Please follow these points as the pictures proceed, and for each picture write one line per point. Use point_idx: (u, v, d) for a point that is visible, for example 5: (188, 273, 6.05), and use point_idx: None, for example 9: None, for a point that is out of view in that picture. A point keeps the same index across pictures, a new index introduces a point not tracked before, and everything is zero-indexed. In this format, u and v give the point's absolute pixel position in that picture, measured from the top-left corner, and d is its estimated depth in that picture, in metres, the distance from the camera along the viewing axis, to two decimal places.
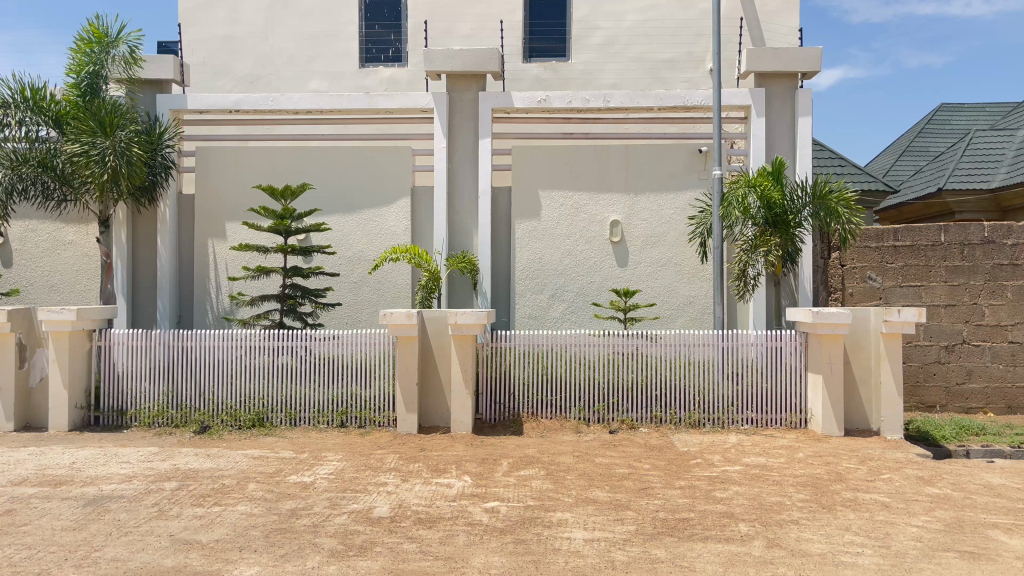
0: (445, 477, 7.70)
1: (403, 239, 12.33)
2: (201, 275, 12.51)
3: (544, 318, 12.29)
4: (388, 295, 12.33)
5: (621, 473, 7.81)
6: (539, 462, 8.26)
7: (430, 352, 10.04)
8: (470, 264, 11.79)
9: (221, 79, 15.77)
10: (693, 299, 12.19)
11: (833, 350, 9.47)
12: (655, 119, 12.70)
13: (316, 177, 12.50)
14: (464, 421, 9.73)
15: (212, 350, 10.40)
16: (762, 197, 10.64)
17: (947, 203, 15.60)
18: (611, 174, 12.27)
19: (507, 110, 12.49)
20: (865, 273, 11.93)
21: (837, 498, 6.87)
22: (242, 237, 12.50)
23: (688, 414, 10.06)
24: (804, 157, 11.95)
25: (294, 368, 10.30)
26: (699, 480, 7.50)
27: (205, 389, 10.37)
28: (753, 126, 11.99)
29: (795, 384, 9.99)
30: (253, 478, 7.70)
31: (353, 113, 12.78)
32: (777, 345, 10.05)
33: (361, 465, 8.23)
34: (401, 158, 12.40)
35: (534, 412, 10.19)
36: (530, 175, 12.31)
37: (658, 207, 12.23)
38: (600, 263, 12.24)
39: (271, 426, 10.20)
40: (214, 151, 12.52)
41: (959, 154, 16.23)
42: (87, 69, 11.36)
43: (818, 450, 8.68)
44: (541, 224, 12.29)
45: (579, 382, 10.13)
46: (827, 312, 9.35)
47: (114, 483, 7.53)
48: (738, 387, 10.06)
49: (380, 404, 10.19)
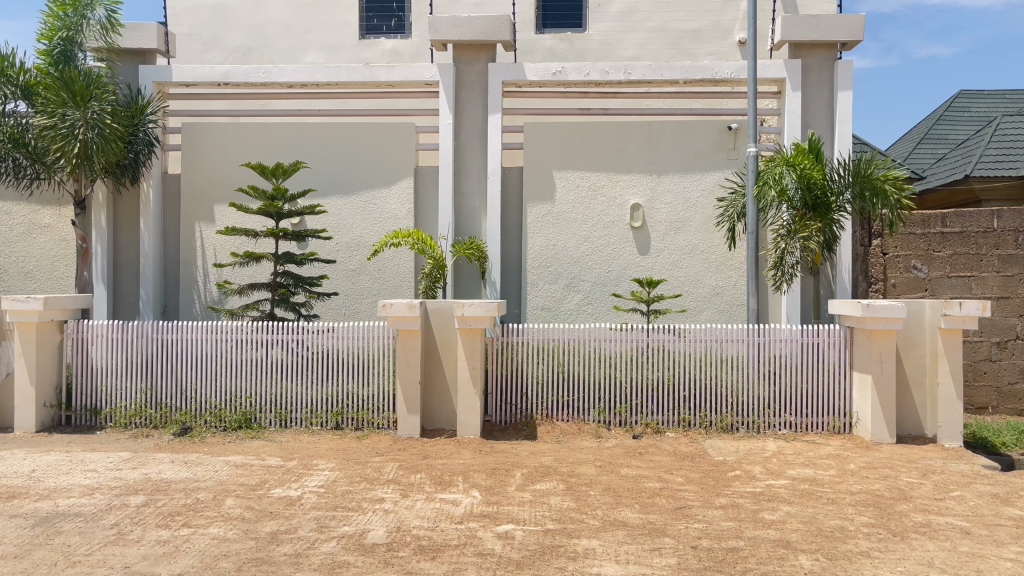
0: (451, 492, 6.74)
1: (406, 223, 11.37)
2: (187, 262, 11.55)
3: (558, 310, 11.30)
4: (389, 284, 11.36)
5: (652, 488, 6.85)
6: (557, 473, 7.30)
7: (434, 348, 9.06)
8: (478, 250, 10.83)
9: (211, 51, 14.79)
10: (722, 289, 11.19)
11: (884, 347, 8.49)
12: (680, 93, 11.68)
13: (311, 155, 11.55)
14: (472, 425, 8.78)
15: (196, 344, 9.46)
16: (800, 177, 9.62)
17: (975, 190, 14.48)
18: (632, 153, 11.27)
19: (520, 84, 11.47)
20: (910, 262, 10.95)
21: (908, 523, 5.94)
22: (231, 220, 11.54)
23: (719, 417, 9.09)
24: (843, 136, 10.94)
25: (285, 364, 9.36)
26: (743, 497, 6.55)
27: (186, 387, 9.43)
28: (787, 101, 10.99)
29: (837, 385, 9.00)
30: (231, 492, 6.75)
31: (352, 87, 11.78)
32: (817, 341, 9.06)
33: (356, 476, 7.28)
34: (403, 135, 11.41)
35: (549, 414, 9.22)
36: (543, 154, 11.33)
37: (682, 189, 11.23)
38: (620, 250, 11.25)
39: (259, 428, 9.28)
40: (200, 126, 11.55)
41: (984, 141, 15.13)
42: (60, 35, 10.36)
43: (871, 460, 7.72)
44: (556, 208, 11.30)
45: (599, 382, 9.17)
46: (879, 304, 8.35)
47: (72, 498, 6.59)
48: (775, 387, 9.08)
49: (379, 404, 9.26)
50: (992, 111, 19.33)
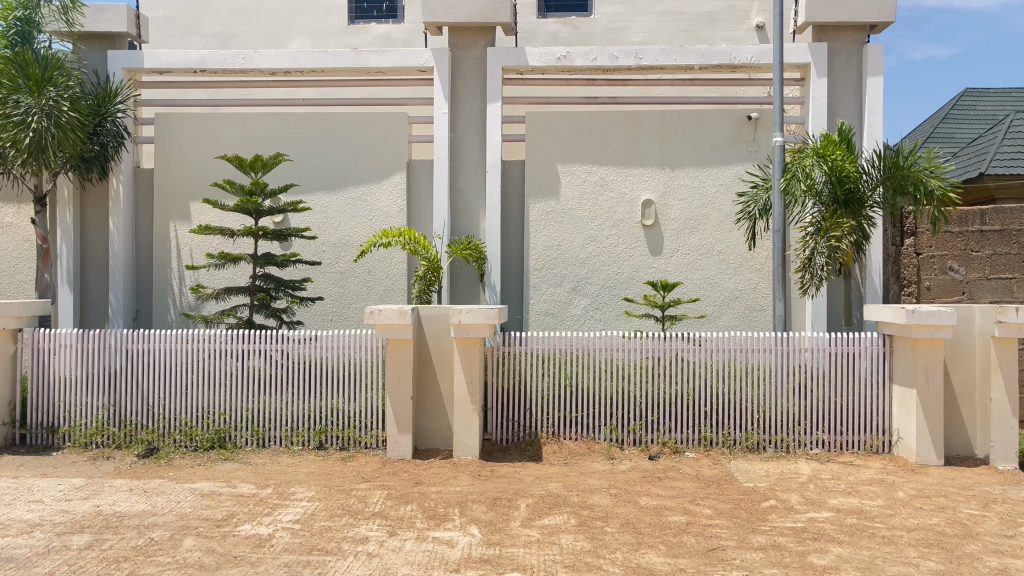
0: (446, 529, 5.83)
1: (398, 222, 10.47)
2: (160, 264, 10.65)
3: (562, 315, 10.41)
4: (380, 287, 10.46)
5: (677, 523, 5.96)
6: (567, 505, 6.39)
7: (429, 359, 8.16)
8: (475, 250, 9.98)
9: (190, 37, 13.91)
10: (742, 292, 10.30)
11: (930, 358, 7.59)
12: (694, 80, 10.80)
13: (295, 149, 10.64)
14: (471, 445, 7.87)
15: (165, 354, 8.56)
16: (831, 170, 8.74)
17: (989, 188, 13.11)
18: (644, 146, 10.39)
19: (521, 70, 10.57)
20: (945, 264, 10.06)
21: (984, 570, 5.04)
22: (208, 218, 10.64)
23: (744, 435, 8.18)
24: (874, 125, 10.04)
25: (264, 376, 8.46)
26: (783, 536, 5.65)
27: (153, 402, 8.51)
28: (812, 87, 10.08)
29: (874, 399, 8.12)
30: (191, 529, 5.82)
31: (339, 74, 10.89)
32: (852, 351, 8.17)
33: (337, 508, 6.37)
34: (395, 125, 10.51)
35: (555, 433, 8.31)
36: (547, 146, 10.44)
37: (697, 184, 10.35)
38: (630, 251, 10.36)
39: (233, 448, 8.36)
40: (175, 117, 10.65)
41: (999, 137, 13.79)
42: (16, 14, 9.46)
43: (921, 487, 6.85)
44: (561, 205, 10.42)
45: (610, 396, 8.29)
46: (924, 311, 7.45)
47: (7, 538, 5.68)
48: (805, 402, 8.19)
49: (367, 421, 8.36)
50: (999, 108, 17.70)
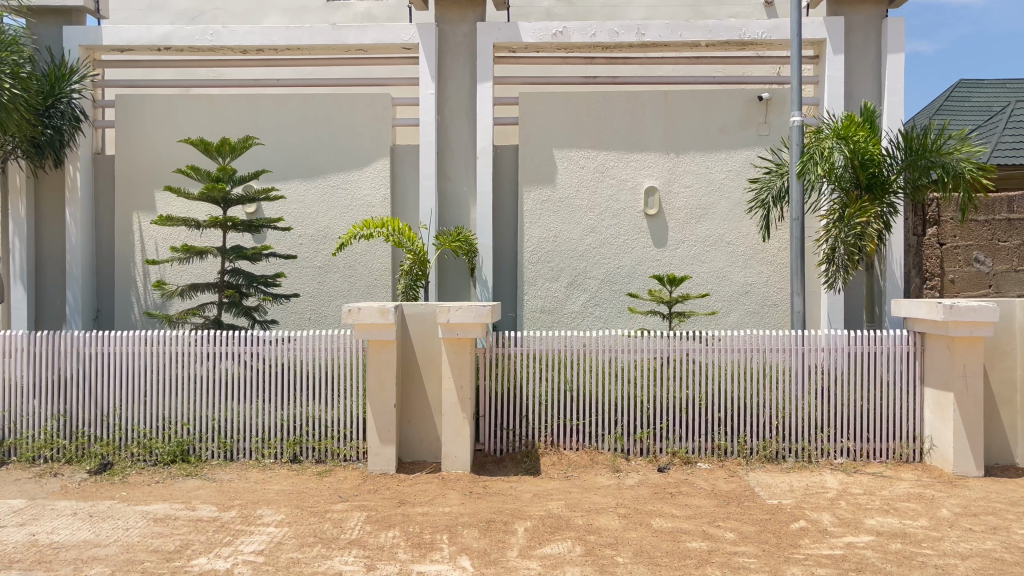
0: (431, 561, 5.05)
1: (381, 211, 9.67)
2: (122, 259, 9.82)
3: (560, 313, 9.63)
4: (362, 283, 9.67)
5: (697, 551, 5.20)
6: (570, 529, 5.62)
7: (414, 361, 7.36)
8: (466, 242, 9.10)
9: (156, 14, 13.06)
10: (752, 287, 9.57)
11: (969, 359, 6.87)
12: (700, 58, 10.03)
13: (268, 133, 9.81)
14: (462, 457, 7.09)
15: (121, 359, 7.73)
16: (853, 153, 7.91)
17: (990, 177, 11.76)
18: (647, 129, 9.62)
19: (513, 47, 9.76)
20: (970, 255, 9.34)
21: None
22: (174, 209, 9.80)
23: (762, 444, 7.44)
24: (894, 105, 9.30)
25: (231, 382, 7.65)
26: (821, 566, 4.91)
27: (109, 410, 7.69)
28: (828, 65, 9.34)
29: (903, 403, 7.39)
30: (137, 564, 5.02)
31: (317, 53, 10.07)
32: (880, 350, 7.43)
33: (308, 535, 5.58)
34: (378, 107, 9.69)
35: (554, 442, 7.54)
36: (541, 129, 9.66)
37: (704, 170, 9.60)
38: (632, 242, 9.59)
39: (197, 462, 7.56)
40: (137, 100, 9.80)
41: (998, 126, 12.40)
42: None
43: (965, 504, 6.12)
44: (558, 193, 9.64)
45: (613, 402, 7.53)
46: (963, 306, 6.73)
47: None
48: (827, 406, 7.45)
49: (346, 431, 7.58)
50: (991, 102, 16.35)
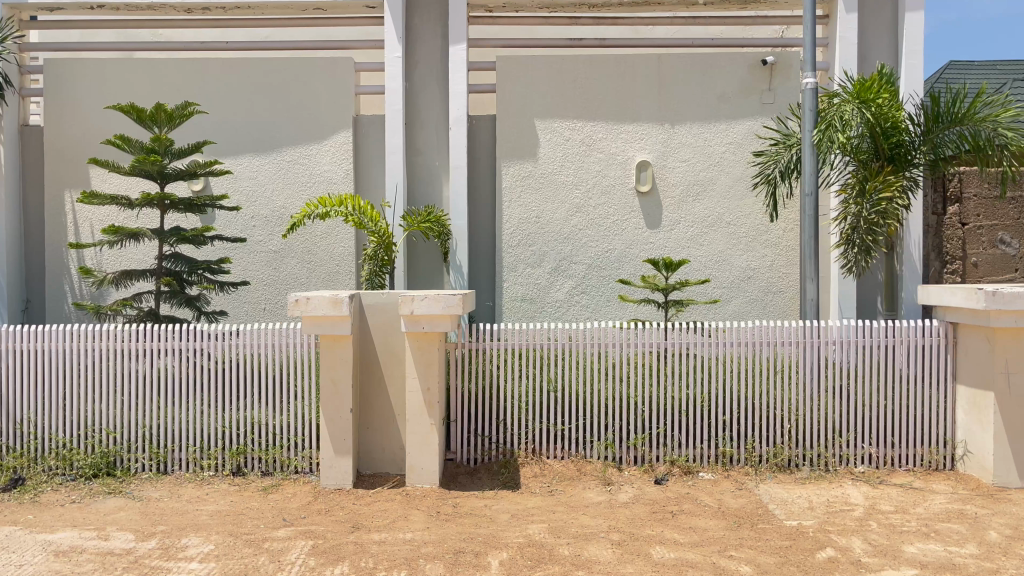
0: None
1: (342, 189, 8.65)
2: (53, 243, 8.78)
3: (542, 301, 8.68)
4: (322, 269, 8.68)
5: None
6: (555, 562, 4.68)
7: (375, 360, 6.39)
8: (436, 223, 8.06)
9: None
10: (755, 271, 8.66)
11: (1013, 353, 5.97)
12: (696, 19, 9.04)
13: (215, 101, 8.76)
14: (429, 470, 6.14)
15: (36, 357, 6.67)
16: (873, 118, 6.94)
17: None
18: (638, 97, 8.65)
19: (489, 6, 8.74)
20: (995, 236, 8.41)
21: None
22: (111, 188, 8.76)
23: (772, 450, 6.53)
24: (913, 69, 8.36)
25: (164, 383, 6.65)
26: None
27: (22, 417, 6.66)
28: (841, 24, 8.39)
29: (932, 403, 6.50)
30: None
31: (271, 13, 8.99)
32: (906, 343, 6.51)
33: (237, 572, 4.60)
34: (339, 73, 8.66)
35: (536, 451, 6.60)
36: (520, 96, 8.67)
37: (702, 142, 8.65)
38: (622, 222, 8.65)
39: (125, 476, 6.56)
40: (67, 64, 8.71)
41: None
42: None
43: (1016, 525, 5.23)
44: (540, 168, 8.66)
45: (603, 403, 6.58)
46: (1008, 292, 5.79)
47: None
48: (845, 406, 6.56)
49: (296, 439, 6.60)
50: None
